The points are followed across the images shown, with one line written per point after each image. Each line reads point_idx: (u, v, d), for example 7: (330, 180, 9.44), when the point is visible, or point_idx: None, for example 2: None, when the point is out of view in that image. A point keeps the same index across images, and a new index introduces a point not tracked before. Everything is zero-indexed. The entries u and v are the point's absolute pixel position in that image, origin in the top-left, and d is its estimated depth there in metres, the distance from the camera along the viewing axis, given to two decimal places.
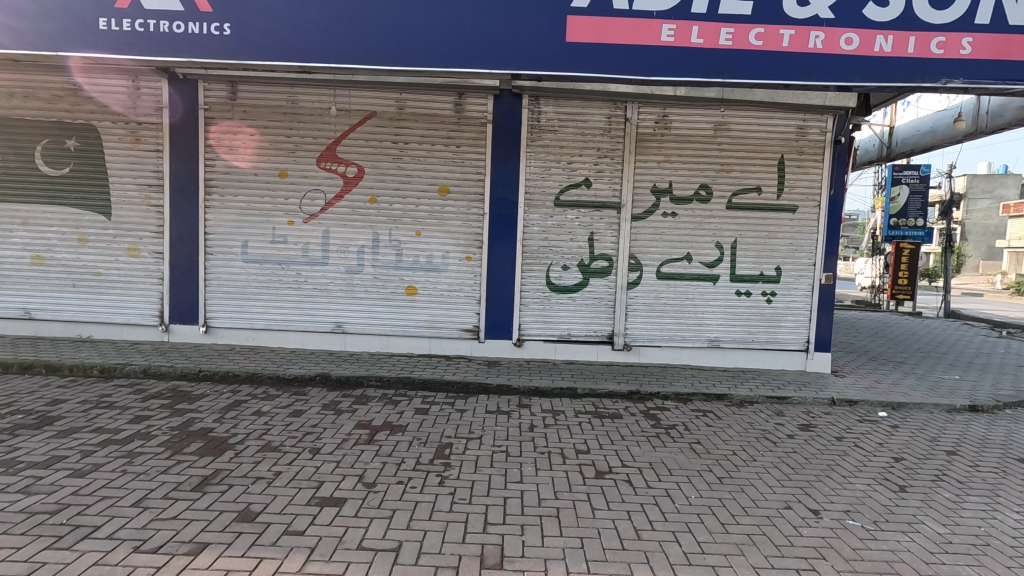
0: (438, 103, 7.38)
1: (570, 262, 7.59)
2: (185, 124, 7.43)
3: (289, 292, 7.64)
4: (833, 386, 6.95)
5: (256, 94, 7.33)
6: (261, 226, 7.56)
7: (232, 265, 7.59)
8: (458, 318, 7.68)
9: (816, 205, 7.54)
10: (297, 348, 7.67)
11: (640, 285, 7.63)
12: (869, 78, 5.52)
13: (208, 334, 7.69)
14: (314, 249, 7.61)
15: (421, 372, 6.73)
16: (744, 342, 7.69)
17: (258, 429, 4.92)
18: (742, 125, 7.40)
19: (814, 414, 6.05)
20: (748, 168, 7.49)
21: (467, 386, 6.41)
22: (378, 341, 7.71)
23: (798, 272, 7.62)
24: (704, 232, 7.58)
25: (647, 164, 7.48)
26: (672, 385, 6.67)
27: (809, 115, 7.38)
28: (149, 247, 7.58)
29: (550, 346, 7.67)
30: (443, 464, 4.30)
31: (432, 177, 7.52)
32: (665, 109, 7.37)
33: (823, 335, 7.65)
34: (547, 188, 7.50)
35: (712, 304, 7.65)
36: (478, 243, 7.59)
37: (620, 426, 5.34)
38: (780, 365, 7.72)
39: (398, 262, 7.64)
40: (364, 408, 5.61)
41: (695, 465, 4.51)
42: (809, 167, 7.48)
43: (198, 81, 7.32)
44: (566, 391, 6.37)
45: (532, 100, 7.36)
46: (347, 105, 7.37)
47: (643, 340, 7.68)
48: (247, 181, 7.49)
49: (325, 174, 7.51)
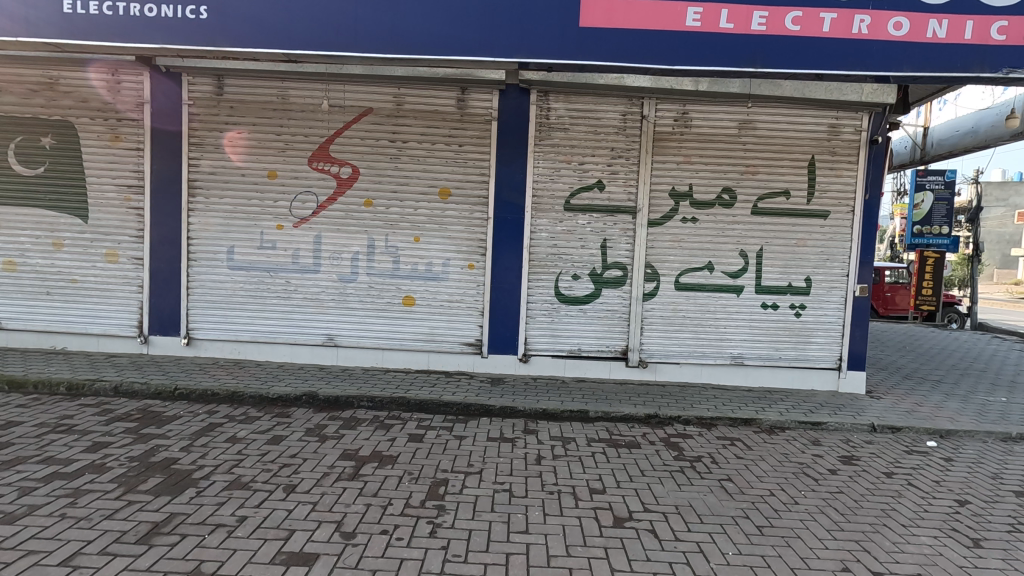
0: (440, 98, 6.83)
1: (580, 271, 7.00)
2: (168, 121, 6.91)
3: (278, 302, 7.09)
4: (871, 410, 6.30)
5: (244, 89, 6.81)
6: (247, 230, 7.02)
7: (217, 272, 7.06)
8: (459, 331, 7.10)
9: (849, 210, 6.91)
10: (286, 362, 7.12)
11: (657, 296, 7.02)
12: (921, 67, 4.92)
13: (191, 346, 7.14)
14: (304, 255, 7.06)
15: (417, 391, 6.14)
16: (771, 359, 7.06)
17: (229, 460, 4.34)
18: (769, 123, 6.80)
19: (855, 443, 5.41)
20: (775, 170, 6.89)
21: (468, 408, 5.82)
22: (373, 355, 7.14)
23: (830, 283, 6.99)
24: (727, 238, 6.97)
25: (665, 165, 6.90)
26: (693, 408, 6.05)
27: (843, 112, 6.78)
28: (128, 252, 7.06)
29: (559, 363, 7.06)
30: (435, 507, 3.71)
31: (432, 178, 6.96)
32: (685, 105, 6.79)
33: (858, 352, 7.00)
34: (556, 190, 6.92)
35: (736, 317, 7.03)
36: (482, 250, 7.02)
37: (640, 459, 4.74)
38: (809, 385, 7.06)
39: (395, 270, 7.07)
40: (353, 434, 5.04)
41: (729, 510, 3.88)
42: (842, 169, 6.87)
43: (183, 75, 6.81)
44: (577, 414, 5.77)
45: (541, 95, 6.80)
46: (340, 101, 6.83)
47: (660, 356, 7.06)
48: (234, 182, 6.96)
49: (317, 174, 6.96)
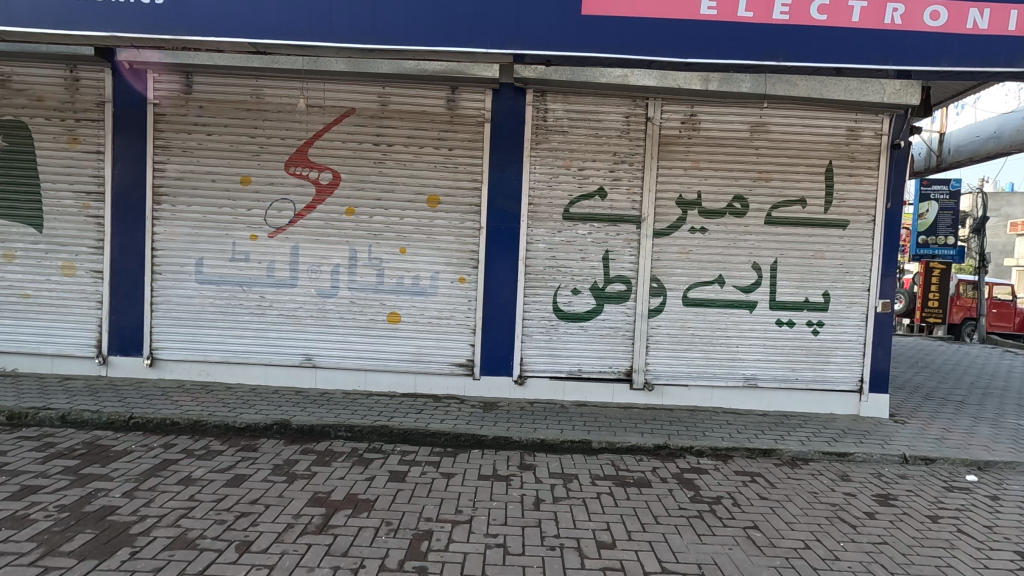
0: (428, 98, 6.31)
1: (581, 285, 6.45)
2: (131, 121, 6.35)
3: (250, 319, 6.50)
4: (900, 438, 5.76)
5: (215, 88, 6.28)
6: (217, 241, 6.44)
7: (184, 287, 6.46)
8: (449, 350, 6.52)
9: (870, 220, 6.41)
10: (260, 384, 6.51)
11: (664, 312, 6.48)
12: (960, 61, 4.45)
13: (154, 367, 6.52)
14: (280, 268, 6.48)
15: (402, 419, 5.54)
16: (787, 381, 6.52)
17: (177, 508, 3.73)
18: (783, 126, 6.32)
19: (888, 479, 4.86)
20: (790, 177, 6.39)
21: (458, 439, 5.24)
22: (355, 377, 6.55)
23: (850, 298, 6.48)
24: (739, 250, 6.45)
25: (672, 170, 6.39)
26: (705, 437, 5.50)
27: (862, 115, 6.31)
28: (86, 265, 6.45)
29: (557, 385, 6.49)
30: (416, 571, 3.12)
31: (420, 185, 6.41)
32: (693, 106, 6.31)
33: (880, 372, 6.48)
34: (554, 198, 6.39)
35: (749, 335, 6.49)
36: (473, 261, 6.46)
37: (652, 502, 4.16)
38: (829, 409, 6.52)
39: (379, 284, 6.50)
40: (326, 472, 4.44)
41: (761, 569, 3.31)
42: (861, 176, 6.38)
43: (148, 71, 6.25)
44: (578, 445, 5.20)
45: (538, 96, 6.30)
46: (320, 101, 6.30)
47: (667, 378, 6.51)
48: (204, 188, 6.39)
49: (294, 180, 6.40)
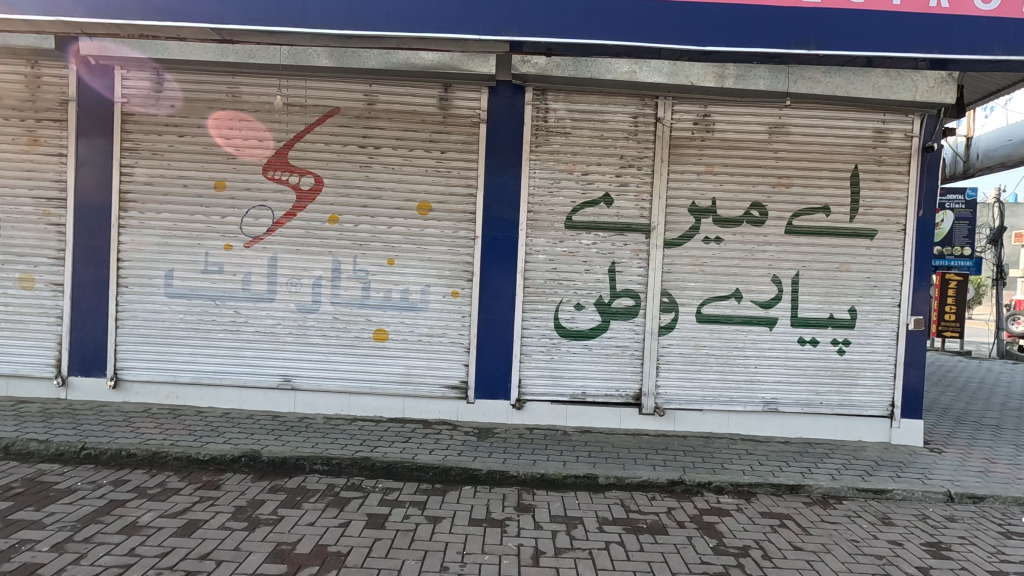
0: (419, 97, 5.83)
1: (584, 300, 5.91)
2: (96, 122, 5.85)
3: (223, 336, 5.96)
4: (940, 471, 5.18)
5: (187, 85, 5.79)
6: (188, 251, 5.91)
7: (152, 301, 5.93)
8: (440, 371, 5.96)
9: (900, 229, 5.87)
10: (233, 408, 5.96)
11: (676, 330, 5.93)
12: (1014, 49, 4.11)
13: (118, 390, 5.97)
14: (257, 281, 5.95)
15: (386, 449, 4.98)
16: (810, 405, 5.95)
17: (111, 567, 3.16)
18: (804, 128, 5.82)
19: (935, 522, 4.29)
20: (812, 182, 5.87)
21: (448, 473, 4.68)
22: (337, 400, 5.99)
23: (879, 315, 5.92)
24: (757, 262, 5.91)
25: (684, 175, 5.87)
26: (724, 470, 4.93)
27: (891, 115, 5.80)
28: (46, 276, 5.91)
29: (559, 410, 5.93)
30: None
31: (410, 191, 5.89)
32: (706, 106, 5.82)
33: (912, 397, 5.92)
34: (556, 205, 5.87)
35: (769, 355, 5.94)
36: (468, 274, 5.93)
37: (670, 554, 3.59)
38: (857, 436, 5.95)
39: (364, 298, 5.96)
40: (294, 517, 3.88)
41: None
42: (890, 181, 5.86)
43: (116, 68, 5.78)
44: (583, 480, 4.64)
45: (538, 94, 5.80)
46: (301, 100, 5.82)
47: (679, 402, 5.94)
48: (175, 194, 5.88)
49: (273, 185, 5.89)
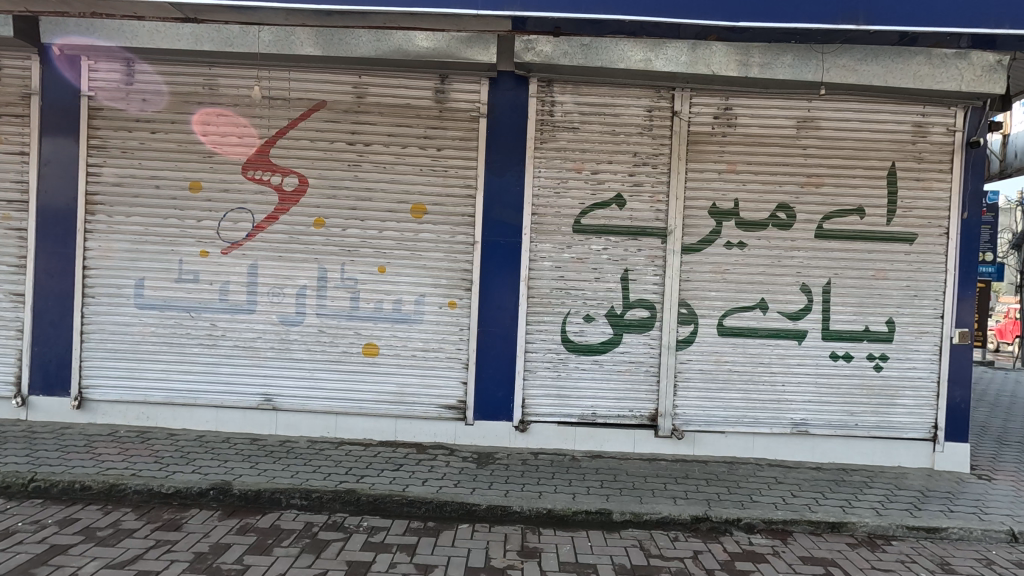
0: (413, 89, 5.32)
1: (595, 312, 5.38)
2: (60, 118, 5.37)
3: (198, 352, 5.44)
4: (997, 503, 4.61)
5: (160, 77, 5.30)
6: (161, 258, 5.41)
7: (120, 313, 5.42)
8: (436, 390, 5.43)
9: (942, 232, 5.33)
10: (209, 431, 5.43)
11: (695, 344, 5.39)
12: None
13: (83, 410, 5.46)
14: (235, 291, 5.43)
15: (375, 480, 4.44)
16: (843, 427, 5.39)
17: None
18: (836, 122, 5.30)
19: (1003, 568, 3.73)
20: (845, 181, 5.34)
21: (442, 509, 4.14)
22: (323, 422, 5.46)
23: (920, 327, 5.37)
24: (785, 269, 5.37)
25: (704, 174, 5.34)
26: (754, 503, 4.38)
27: (931, 107, 5.27)
28: (5, 285, 5.41)
29: (567, 432, 5.38)
30: None
31: (403, 191, 5.38)
32: (727, 99, 5.30)
33: (957, 418, 5.36)
34: (563, 207, 5.35)
35: (798, 371, 5.38)
36: (466, 283, 5.40)
37: None
38: (896, 461, 5.39)
39: (353, 310, 5.44)
40: (262, 567, 3.33)
41: None
42: (931, 180, 5.32)
43: (82, 58, 5.29)
44: (596, 518, 4.10)
45: (543, 86, 5.30)
46: (284, 93, 5.33)
47: (699, 424, 5.39)
48: (147, 196, 5.38)
49: (253, 186, 5.39)
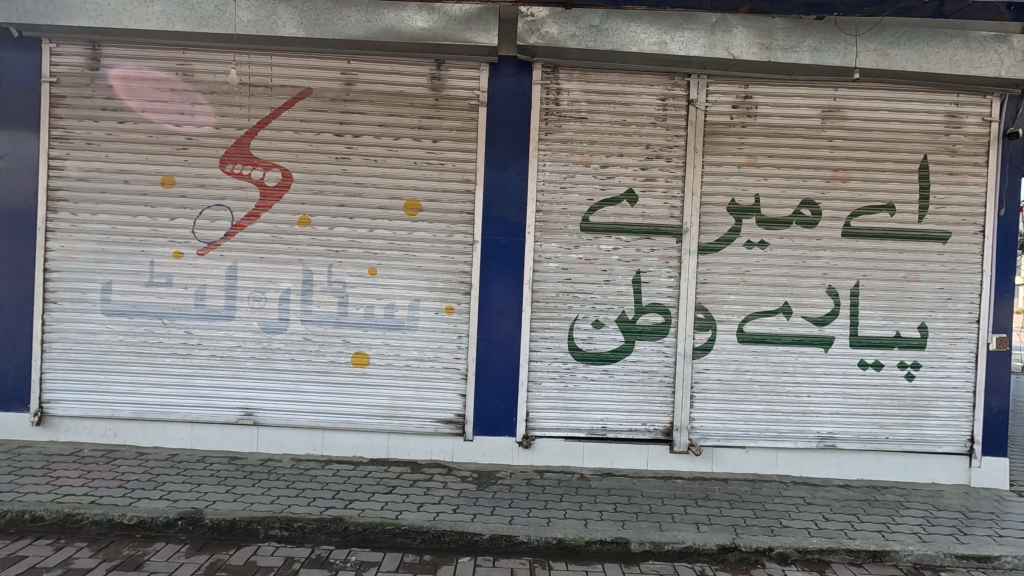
0: (407, 75, 4.90)
1: (604, 317, 4.96)
2: (19, 106, 4.90)
3: (172, 363, 4.97)
4: None
5: (129, 62, 4.85)
6: (131, 260, 4.94)
7: (85, 321, 4.94)
8: (432, 403, 4.99)
9: (978, 230, 4.94)
10: (183, 449, 4.96)
11: (714, 352, 4.97)
12: None
13: (44, 427, 4.97)
14: (212, 295, 4.97)
15: (364, 505, 3.98)
16: (873, 441, 4.99)
17: None
18: (864, 111, 4.91)
19: None
20: (873, 175, 4.95)
21: (440, 540, 3.69)
22: (309, 438, 5.00)
23: (954, 333, 4.98)
24: (809, 270, 4.96)
25: (722, 167, 4.94)
26: (785, 529, 3.96)
27: (965, 96, 4.90)
28: None
29: (574, 449, 4.95)
30: None
31: (396, 187, 4.94)
32: (747, 86, 4.91)
33: (995, 430, 4.97)
34: (570, 204, 4.92)
35: (824, 381, 4.98)
36: (464, 287, 4.97)
37: None
38: (930, 478, 4.99)
39: (341, 316, 4.99)
40: None
41: None
42: (966, 174, 4.94)
43: (43, 41, 4.83)
44: (612, 548, 3.66)
45: (549, 72, 4.88)
46: (266, 80, 4.88)
47: (718, 438, 4.98)
48: (114, 191, 4.91)
49: (232, 181, 4.93)
